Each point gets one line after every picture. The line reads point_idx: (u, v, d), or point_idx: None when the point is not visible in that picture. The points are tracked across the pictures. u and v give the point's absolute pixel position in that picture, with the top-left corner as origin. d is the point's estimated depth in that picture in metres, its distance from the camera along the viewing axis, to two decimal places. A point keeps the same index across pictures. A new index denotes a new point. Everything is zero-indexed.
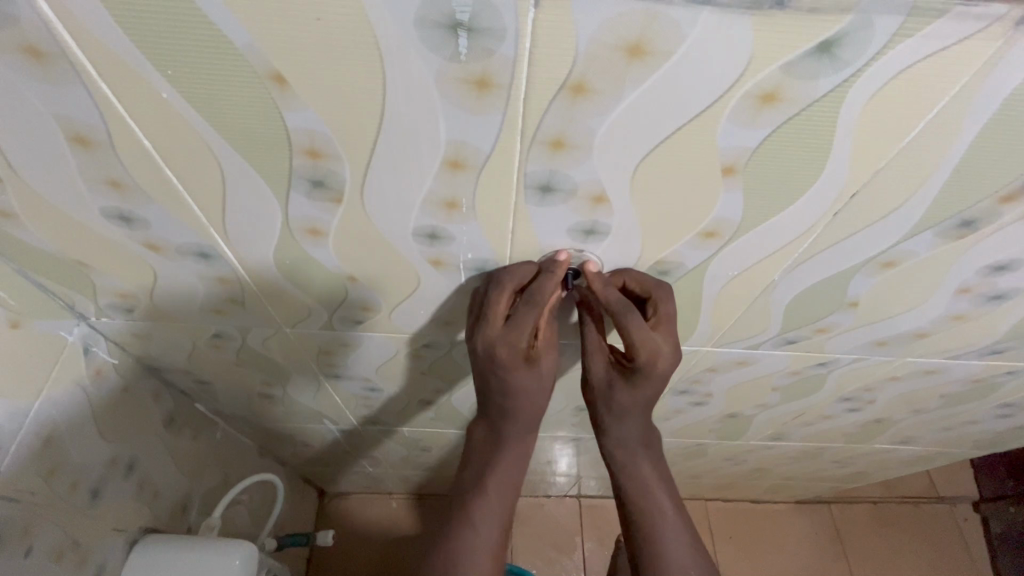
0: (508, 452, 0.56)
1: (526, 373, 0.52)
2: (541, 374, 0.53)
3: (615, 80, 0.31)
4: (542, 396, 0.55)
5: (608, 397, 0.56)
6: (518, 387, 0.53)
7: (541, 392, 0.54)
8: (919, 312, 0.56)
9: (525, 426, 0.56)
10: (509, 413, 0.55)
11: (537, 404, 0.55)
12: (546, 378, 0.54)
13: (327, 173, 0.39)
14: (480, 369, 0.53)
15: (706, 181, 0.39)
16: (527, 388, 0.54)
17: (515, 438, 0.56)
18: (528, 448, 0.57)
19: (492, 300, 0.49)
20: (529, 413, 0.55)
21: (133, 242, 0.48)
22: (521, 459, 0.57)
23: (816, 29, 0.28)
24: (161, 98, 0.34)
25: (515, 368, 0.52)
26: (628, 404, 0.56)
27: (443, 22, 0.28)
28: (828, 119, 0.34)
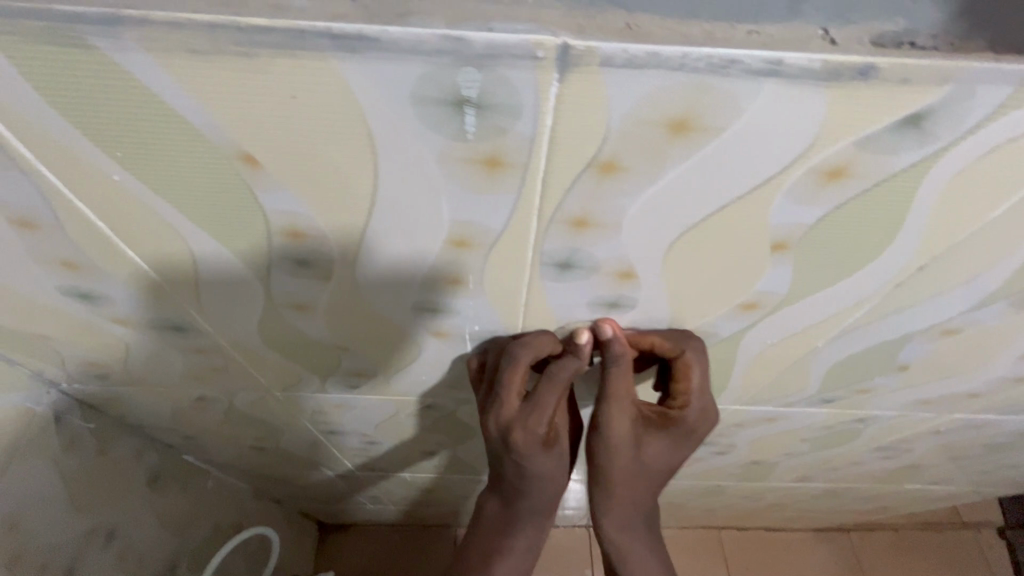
0: (520, 537, 0.50)
1: (547, 458, 0.46)
2: (561, 454, 0.47)
3: (653, 158, 0.26)
4: (562, 474, 0.48)
5: (620, 471, 0.47)
6: (537, 470, 0.46)
7: (561, 472, 0.48)
8: (975, 374, 0.50)
9: (544, 509, 0.50)
10: (525, 494, 0.49)
11: (557, 485, 0.49)
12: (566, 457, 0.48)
13: (312, 251, 0.34)
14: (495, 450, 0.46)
15: (752, 255, 0.33)
16: (546, 471, 0.47)
17: (530, 521, 0.50)
18: (544, 532, 0.51)
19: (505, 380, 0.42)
20: (546, 496, 0.49)
21: (97, 316, 0.43)
22: (534, 545, 0.51)
23: (905, 101, 0.23)
24: (112, 180, 0.28)
25: (535, 454, 0.45)
26: (643, 477, 0.47)
27: (446, 99, 0.23)
28: (902, 196, 0.28)
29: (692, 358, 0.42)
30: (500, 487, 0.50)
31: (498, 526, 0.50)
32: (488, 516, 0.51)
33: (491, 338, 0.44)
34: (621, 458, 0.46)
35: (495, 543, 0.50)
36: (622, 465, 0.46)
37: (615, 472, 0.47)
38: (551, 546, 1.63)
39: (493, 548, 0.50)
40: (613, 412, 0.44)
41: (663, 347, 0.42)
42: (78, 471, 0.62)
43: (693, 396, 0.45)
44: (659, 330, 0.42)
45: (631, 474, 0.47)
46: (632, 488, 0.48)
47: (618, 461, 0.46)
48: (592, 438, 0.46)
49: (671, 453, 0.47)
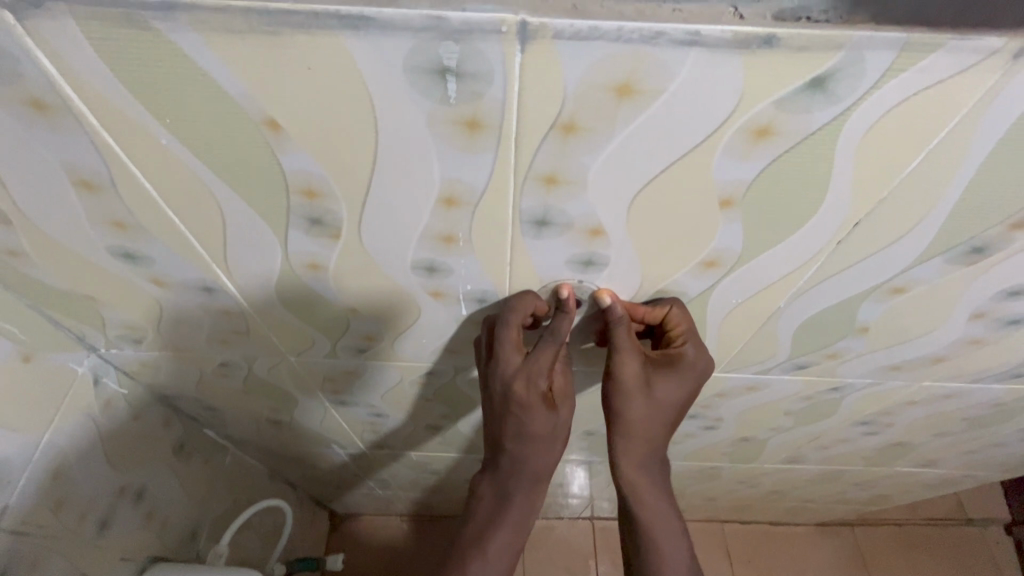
0: (512, 513, 0.55)
1: (547, 419, 0.51)
2: (559, 420, 0.52)
3: (605, 119, 0.31)
4: (554, 443, 0.53)
5: (638, 413, 0.51)
6: (536, 431, 0.51)
7: (554, 441, 0.52)
8: (933, 336, 0.54)
9: (534, 485, 0.54)
10: (517, 468, 0.53)
11: (548, 460, 0.53)
12: (561, 428, 0.52)
13: (325, 211, 0.40)
14: (498, 411, 0.51)
15: (705, 211, 0.38)
16: (543, 433, 0.52)
17: (521, 499, 0.55)
18: (536, 507, 0.55)
19: (502, 337, 0.48)
20: (538, 469, 0.53)
21: (138, 277, 0.49)
22: (525, 521, 0.55)
23: (806, 66, 0.28)
24: (160, 143, 0.34)
25: (536, 413, 0.50)
26: (657, 418, 0.52)
27: (431, 68, 0.29)
28: (824, 152, 0.33)
29: (680, 316, 0.48)
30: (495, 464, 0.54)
31: (492, 504, 0.55)
32: (483, 497, 0.55)
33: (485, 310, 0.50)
34: (636, 399, 0.50)
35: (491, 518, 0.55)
36: (638, 407, 0.51)
37: (633, 414, 0.51)
38: (555, 537, 1.67)
39: (488, 522, 0.55)
40: (623, 357, 0.49)
41: (650, 313, 0.49)
42: (112, 432, 0.68)
43: (689, 339, 0.49)
44: (644, 299, 0.49)
45: (647, 416, 0.51)
46: (650, 429, 0.52)
47: (634, 403, 0.50)
48: (608, 385, 0.51)
49: (680, 393, 0.51)
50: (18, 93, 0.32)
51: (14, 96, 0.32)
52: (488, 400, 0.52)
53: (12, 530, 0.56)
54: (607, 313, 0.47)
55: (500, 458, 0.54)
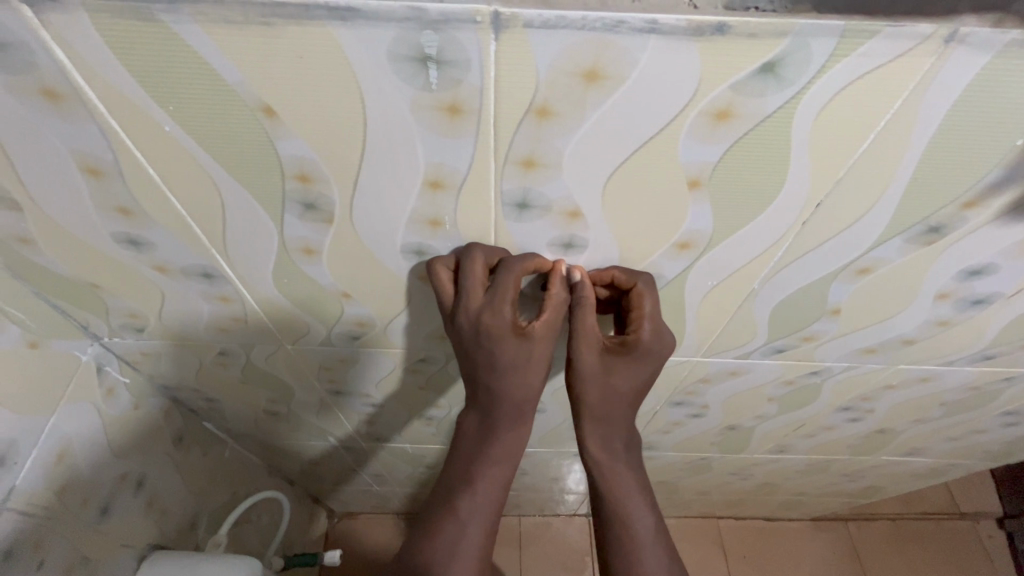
0: (498, 448, 0.55)
1: (518, 350, 0.50)
2: (535, 351, 0.50)
3: (576, 103, 0.34)
4: (533, 380, 0.52)
5: (598, 399, 0.53)
6: (508, 363, 0.50)
7: (532, 373, 0.51)
8: (902, 317, 0.56)
9: (519, 419, 0.55)
10: (498, 404, 0.53)
11: (530, 393, 0.53)
12: (536, 362, 0.51)
13: (318, 196, 0.42)
14: (466, 346, 0.50)
15: (675, 193, 0.41)
16: (516, 366, 0.51)
17: (506, 434, 0.55)
18: (522, 442, 0.55)
19: (467, 273, 0.46)
20: (520, 404, 0.53)
21: (140, 263, 0.51)
22: (512, 455, 0.56)
23: (758, 52, 0.31)
24: (164, 130, 0.37)
25: (506, 344, 0.49)
26: (617, 403, 0.54)
27: (413, 56, 0.31)
28: (782, 134, 0.36)
29: (646, 297, 0.48)
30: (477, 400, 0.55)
31: (476, 440, 0.56)
32: (468, 432, 0.56)
33: (449, 258, 0.48)
34: (594, 384, 0.52)
35: (476, 451, 0.55)
36: (596, 393, 0.53)
37: (593, 400, 0.53)
38: (552, 534, 1.68)
39: (474, 458, 0.56)
40: (582, 346, 0.51)
41: (621, 279, 0.48)
42: (114, 419, 0.70)
43: (647, 323, 0.50)
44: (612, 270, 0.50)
45: (606, 401, 0.53)
46: (611, 412, 0.54)
47: (592, 388, 0.52)
48: (568, 372, 0.53)
49: (637, 377, 0.53)
50: (33, 83, 0.34)
51: (29, 86, 0.34)
52: (459, 337, 0.50)
53: (18, 510, 0.58)
54: (576, 294, 0.48)
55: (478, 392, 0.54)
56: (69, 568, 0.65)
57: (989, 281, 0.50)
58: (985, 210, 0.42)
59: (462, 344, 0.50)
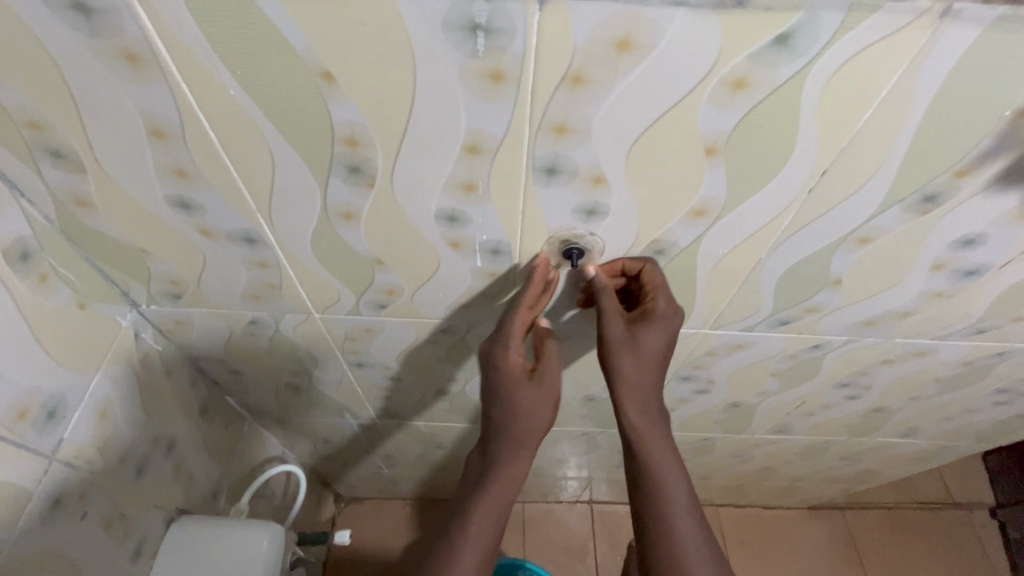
0: (494, 484, 0.60)
1: (525, 385, 0.60)
2: (543, 393, 0.60)
3: (608, 71, 0.37)
4: (540, 413, 0.60)
5: (631, 370, 0.58)
6: (518, 395, 0.59)
7: (537, 409, 0.60)
8: (900, 288, 0.60)
9: (518, 451, 0.60)
10: (496, 436, 0.61)
11: (530, 424, 0.60)
12: (540, 404, 0.60)
13: (363, 160, 0.46)
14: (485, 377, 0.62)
15: (692, 160, 0.44)
16: (526, 401, 0.59)
17: (500, 468, 0.61)
18: (514, 482, 0.61)
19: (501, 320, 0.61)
20: (522, 428, 0.60)
21: (188, 227, 0.55)
22: (505, 494, 0.60)
23: (773, 25, 0.34)
24: (229, 94, 0.40)
25: (514, 381, 0.59)
26: (648, 370, 0.58)
27: (465, 25, 0.35)
28: (792, 104, 0.39)
29: (654, 273, 0.56)
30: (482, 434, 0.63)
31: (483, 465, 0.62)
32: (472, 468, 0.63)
33: (487, 245, 0.55)
34: (624, 354, 0.57)
35: (474, 485, 0.61)
36: (629, 361, 0.57)
37: (626, 369, 0.58)
38: (555, 521, 1.72)
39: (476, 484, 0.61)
40: (609, 317, 0.56)
41: (630, 265, 0.56)
42: (148, 384, 0.73)
43: (659, 292, 0.56)
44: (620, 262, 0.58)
45: (637, 366, 0.58)
46: (641, 384, 0.58)
47: (622, 358, 0.57)
48: (601, 347, 0.58)
49: (662, 340, 0.57)
50: (116, 47, 0.38)
51: (111, 50, 0.38)
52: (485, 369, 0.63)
53: (65, 461, 0.61)
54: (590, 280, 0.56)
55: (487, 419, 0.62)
56: (108, 522, 0.69)
57: (981, 252, 0.54)
58: (976, 180, 0.45)
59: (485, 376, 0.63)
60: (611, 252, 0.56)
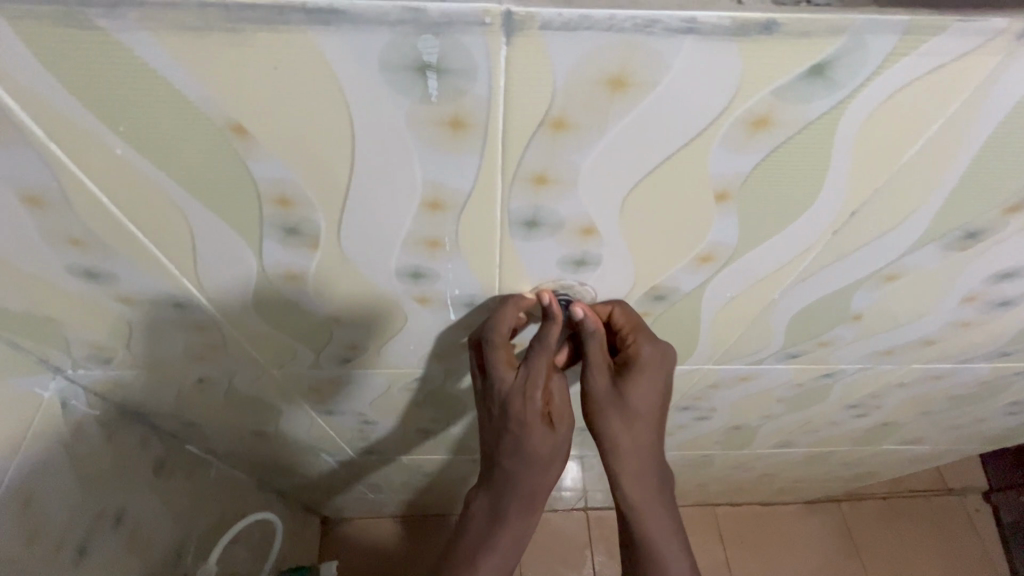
0: (506, 536, 0.53)
1: (547, 436, 0.50)
2: (561, 438, 0.51)
3: (596, 114, 0.29)
4: (554, 467, 0.52)
5: (624, 434, 0.49)
6: (534, 448, 0.51)
7: (554, 461, 0.51)
8: (926, 319, 0.54)
9: (531, 507, 0.53)
10: (512, 487, 0.52)
11: (544, 483, 0.52)
12: (560, 448, 0.51)
13: (301, 220, 0.37)
14: (495, 424, 0.51)
15: (700, 207, 0.37)
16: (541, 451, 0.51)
17: (514, 520, 0.53)
18: (526, 534, 0.54)
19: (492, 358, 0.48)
20: (537, 485, 0.52)
21: (101, 296, 0.46)
22: (516, 547, 0.54)
23: (807, 53, 0.27)
24: (116, 155, 0.32)
25: (528, 428, 0.50)
26: (644, 432, 0.49)
27: (410, 65, 0.27)
28: (824, 143, 0.32)
29: (624, 314, 0.48)
30: (489, 483, 0.53)
31: (485, 524, 0.53)
32: (477, 517, 0.54)
33: (460, 300, 0.47)
34: (612, 414, 0.49)
35: (480, 542, 0.53)
36: (620, 426, 0.49)
37: (617, 432, 0.49)
38: (551, 530, 1.67)
39: (478, 546, 0.53)
40: (593, 370, 0.48)
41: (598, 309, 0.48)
42: (85, 457, 0.64)
43: (641, 337, 0.48)
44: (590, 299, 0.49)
45: (631, 423, 0.49)
46: (636, 447, 0.50)
47: (612, 418, 0.49)
48: (586, 409, 0.50)
49: (655, 391, 0.49)
50: None
51: None
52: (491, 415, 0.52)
53: None
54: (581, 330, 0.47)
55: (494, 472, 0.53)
56: None
57: (1019, 283, 0.48)
58: None
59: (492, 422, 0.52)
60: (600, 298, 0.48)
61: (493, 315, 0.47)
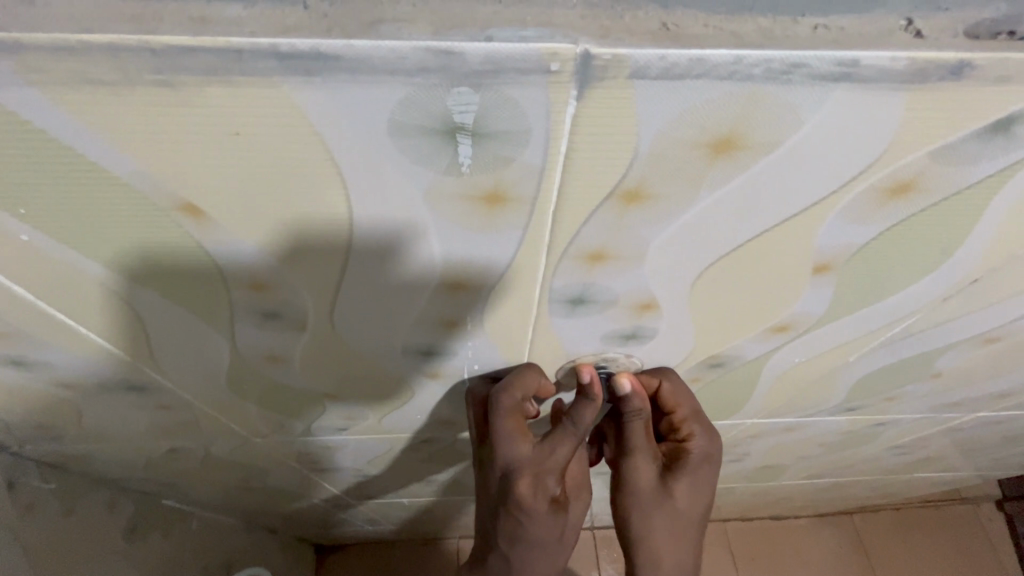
0: None
1: (554, 523, 0.40)
2: (570, 519, 0.42)
3: (686, 184, 0.22)
4: (560, 552, 0.43)
5: (666, 541, 0.42)
6: (538, 536, 0.41)
7: (562, 545, 0.42)
8: (1011, 374, 0.47)
9: None
10: (513, 572, 0.43)
11: (549, 570, 0.43)
12: (570, 531, 0.42)
13: (282, 303, 0.29)
14: (494, 501, 0.41)
15: (790, 279, 0.29)
16: (546, 540, 0.41)
17: None
18: None
19: (499, 430, 0.38)
20: (541, 573, 0.43)
21: (36, 382, 0.37)
22: None
23: (998, 104, 0.19)
24: (22, 241, 0.23)
25: (537, 517, 0.40)
26: (688, 537, 0.43)
27: (434, 128, 0.18)
28: (971, 210, 0.25)
29: (674, 391, 0.40)
30: (484, 562, 0.44)
31: None
32: None
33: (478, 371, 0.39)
34: (654, 515, 0.42)
35: None
36: (661, 528, 0.42)
37: (656, 535, 0.42)
38: None
39: None
40: (637, 460, 0.41)
41: (642, 380, 0.39)
42: (41, 540, 0.55)
43: (696, 425, 0.41)
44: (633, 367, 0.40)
45: (674, 527, 0.42)
46: (675, 556, 0.43)
47: (653, 520, 0.42)
48: (620, 503, 0.43)
49: (702, 490, 0.42)
50: None
51: None
52: (489, 489, 0.41)
53: None
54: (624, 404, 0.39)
55: (489, 554, 0.43)
56: None
57: None
58: None
59: (490, 498, 0.41)
60: (644, 366, 0.39)
61: (507, 378, 0.37)
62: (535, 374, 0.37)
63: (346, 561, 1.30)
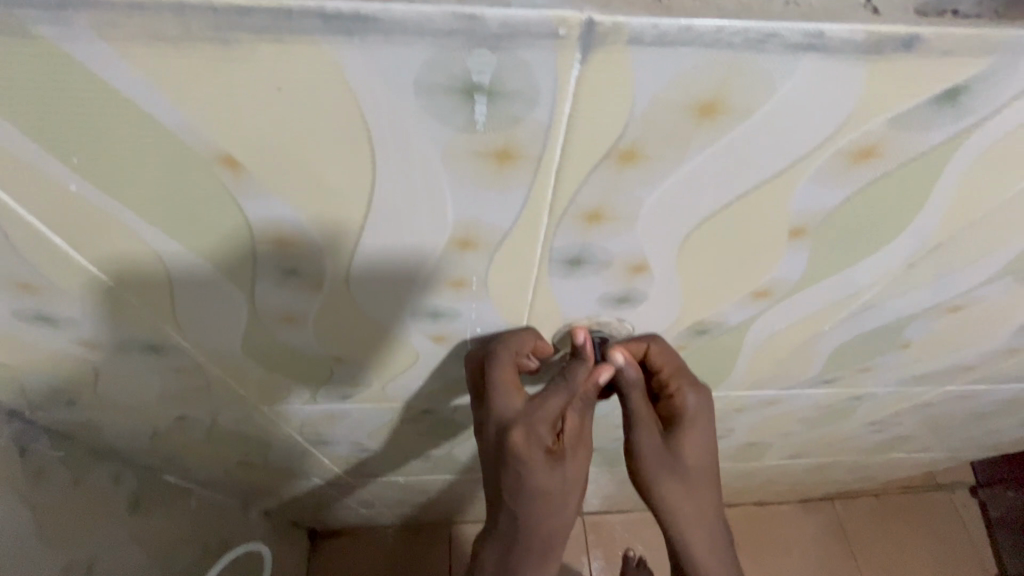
0: None
1: (552, 472, 0.41)
2: (570, 471, 0.42)
3: (676, 144, 0.24)
4: (564, 505, 0.43)
5: (683, 496, 0.45)
6: (537, 487, 0.41)
7: (566, 498, 0.42)
8: (973, 346, 0.50)
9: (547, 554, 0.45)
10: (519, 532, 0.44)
11: (559, 524, 0.44)
12: (571, 485, 0.42)
13: (302, 261, 0.31)
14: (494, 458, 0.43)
15: (770, 243, 0.32)
16: (548, 491, 0.42)
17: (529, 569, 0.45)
18: None
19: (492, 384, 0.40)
20: (548, 527, 0.43)
21: (59, 340, 0.39)
22: None
23: (946, 74, 0.22)
24: (69, 191, 0.25)
25: (535, 467, 0.41)
26: (700, 484, 0.45)
27: (454, 86, 0.21)
28: (929, 176, 0.28)
29: (660, 354, 0.42)
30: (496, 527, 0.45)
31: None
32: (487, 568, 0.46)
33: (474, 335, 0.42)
34: (665, 474, 0.44)
35: None
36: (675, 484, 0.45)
37: (670, 490, 0.45)
38: None
39: None
40: (641, 433, 0.43)
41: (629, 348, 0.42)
42: (48, 506, 0.57)
43: (686, 382, 0.43)
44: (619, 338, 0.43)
45: (685, 479, 0.45)
46: (694, 506, 0.46)
47: (665, 478, 0.44)
48: (633, 468, 0.45)
49: (704, 441, 0.45)
50: None
51: None
52: (488, 447, 0.43)
53: None
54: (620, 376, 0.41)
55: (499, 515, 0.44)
56: None
57: None
58: None
59: (490, 456, 0.43)
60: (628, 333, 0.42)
61: (501, 335, 0.41)
62: (525, 334, 0.40)
63: (340, 546, 1.31)
